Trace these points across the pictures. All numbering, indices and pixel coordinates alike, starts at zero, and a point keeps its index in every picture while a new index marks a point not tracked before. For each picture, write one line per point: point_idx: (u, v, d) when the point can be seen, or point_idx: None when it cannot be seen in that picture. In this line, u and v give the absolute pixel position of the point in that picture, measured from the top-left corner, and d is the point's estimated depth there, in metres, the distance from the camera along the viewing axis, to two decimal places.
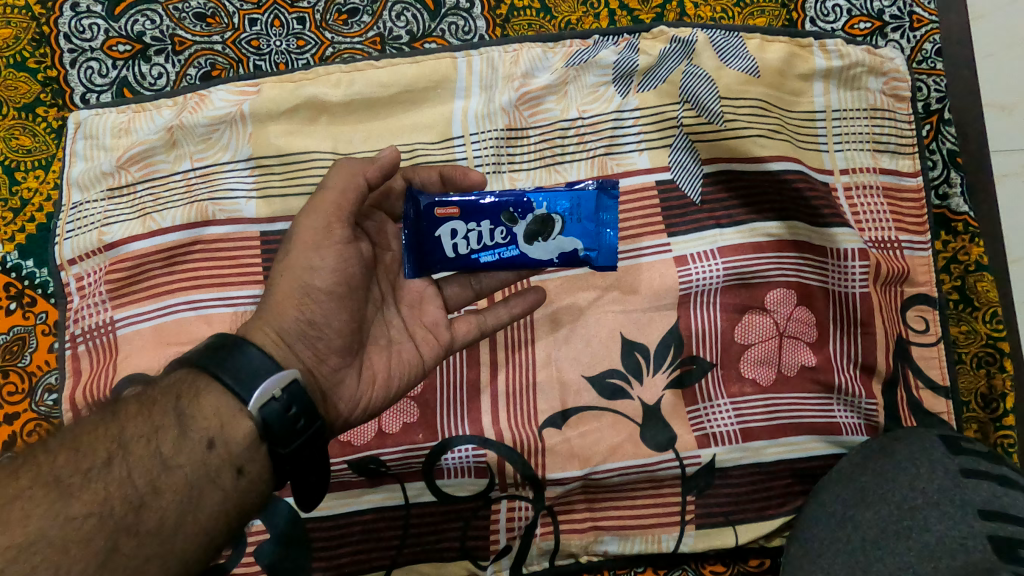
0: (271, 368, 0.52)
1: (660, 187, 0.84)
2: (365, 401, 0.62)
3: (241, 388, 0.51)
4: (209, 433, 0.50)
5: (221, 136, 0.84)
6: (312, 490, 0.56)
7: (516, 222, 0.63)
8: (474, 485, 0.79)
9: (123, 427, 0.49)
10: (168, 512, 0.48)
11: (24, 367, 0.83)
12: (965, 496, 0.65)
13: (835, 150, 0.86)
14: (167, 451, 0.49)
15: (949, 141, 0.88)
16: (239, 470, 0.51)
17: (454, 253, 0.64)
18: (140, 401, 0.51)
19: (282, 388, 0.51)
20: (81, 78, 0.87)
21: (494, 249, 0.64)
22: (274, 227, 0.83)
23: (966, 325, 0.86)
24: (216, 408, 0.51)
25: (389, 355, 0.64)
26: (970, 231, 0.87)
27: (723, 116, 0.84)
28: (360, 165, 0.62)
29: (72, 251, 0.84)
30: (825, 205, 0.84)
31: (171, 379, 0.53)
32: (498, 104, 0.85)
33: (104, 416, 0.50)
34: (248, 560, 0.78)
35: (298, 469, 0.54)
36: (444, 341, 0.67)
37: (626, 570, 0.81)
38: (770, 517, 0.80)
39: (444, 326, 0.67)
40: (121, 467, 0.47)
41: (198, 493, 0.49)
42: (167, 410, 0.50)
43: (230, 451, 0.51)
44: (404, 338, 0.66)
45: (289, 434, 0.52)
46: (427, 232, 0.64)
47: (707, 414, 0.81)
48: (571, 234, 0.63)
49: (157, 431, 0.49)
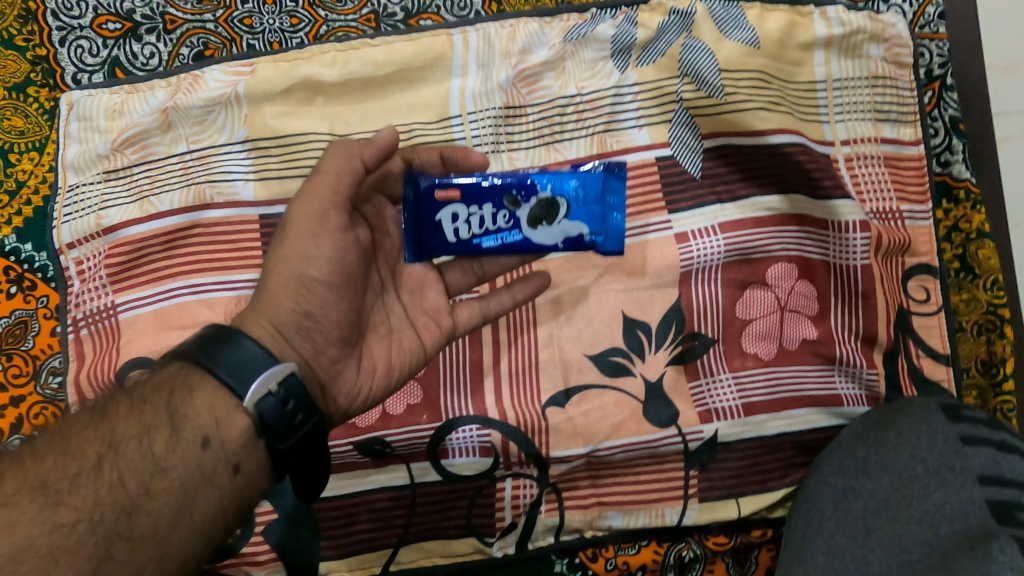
0: (268, 361, 0.51)
1: (660, 163, 0.83)
2: (366, 390, 0.64)
3: (236, 383, 0.50)
4: (204, 431, 0.50)
5: (217, 117, 0.82)
6: (312, 481, 0.56)
7: (519, 206, 0.63)
8: (479, 464, 0.80)
9: (114, 428, 0.49)
10: (162, 515, 0.48)
11: (27, 351, 0.82)
12: (965, 463, 0.65)
13: (836, 121, 0.85)
14: (160, 451, 0.49)
15: (951, 108, 0.86)
16: (236, 467, 0.51)
17: (456, 237, 0.64)
18: (131, 399, 0.51)
19: (280, 383, 0.51)
20: (71, 57, 0.85)
21: (497, 234, 0.64)
22: (271, 210, 0.82)
23: (967, 292, 0.86)
24: (209, 404, 0.51)
25: (389, 344, 0.65)
26: (972, 199, 0.86)
27: (723, 89, 0.83)
28: (356, 146, 0.60)
29: (70, 235, 0.82)
30: (826, 177, 0.83)
31: (163, 375, 0.52)
32: (495, 82, 0.84)
33: (96, 416, 0.50)
34: (256, 539, 0.79)
35: (298, 462, 0.53)
36: (445, 327, 0.68)
37: (630, 544, 0.82)
38: (772, 489, 0.81)
39: (444, 312, 0.68)
40: (111, 470, 0.47)
41: (192, 494, 0.49)
42: (158, 409, 0.50)
43: (226, 449, 0.50)
44: (405, 325, 0.66)
45: (288, 430, 0.51)
46: (428, 216, 0.64)
47: (709, 389, 0.81)
48: (576, 218, 0.63)
49: (150, 430, 0.49)
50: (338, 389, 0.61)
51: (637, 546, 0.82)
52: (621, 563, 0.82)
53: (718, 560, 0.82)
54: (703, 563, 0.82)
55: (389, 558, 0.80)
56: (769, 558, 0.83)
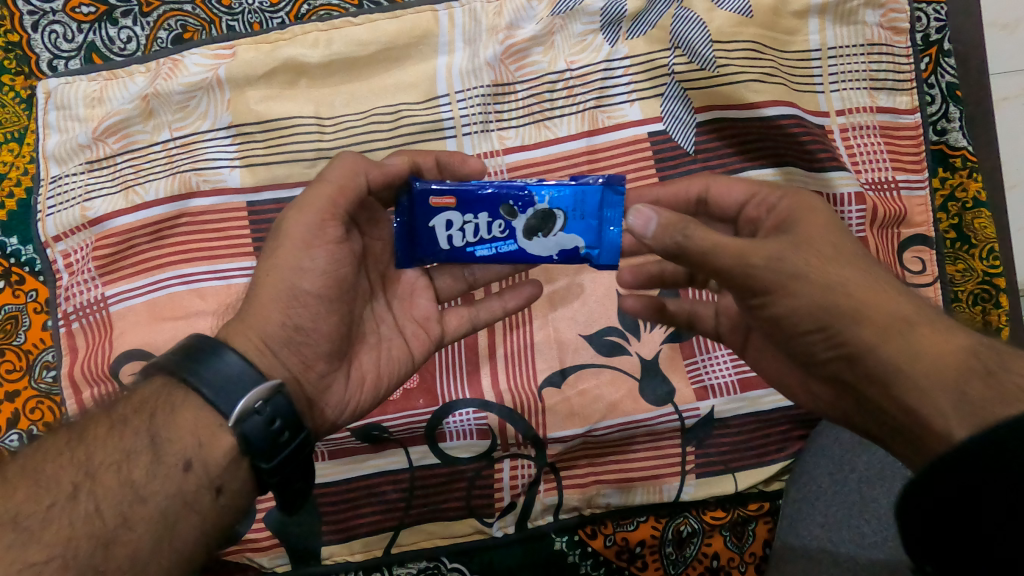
0: (253, 379, 0.51)
1: (652, 139, 0.82)
2: (355, 403, 0.63)
3: (222, 402, 0.50)
4: (186, 454, 0.49)
5: (199, 103, 0.80)
6: (296, 497, 0.55)
7: (516, 216, 0.62)
8: (477, 447, 0.80)
9: (91, 455, 0.48)
10: (141, 543, 0.47)
11: (19, 345, 0.80)
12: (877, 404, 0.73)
13: (831, 91, 0.83)
14: (139, 478, 0.48)
15: (949, 74, 0.84)
16: (219, 489, 0.50)
17: (449, 245, 0.64)
18: (111, 420, 0.50)
19: (265, 402, 0.50)
20: (45, 43, 0.83)
21: (491, 243, 0.63)
22: (256, 195, 0.81)
23: (963, 263, 0.82)
24: (191, 424, 0.50)
25: (378, 352, 0.65)
26: (969, 166, 0.83)
27: (715, 61, 0.81)
28: (364, 163, 0.60)
29: (56, 228, 0.80)
30: (821, 149, 0.81)
31: (146, 393, 0.52)
32: (482, 59, 0.82)
33: (74, 441, 0.49)
34: (258, 526, 0.79)
35: (285, 479, 0.53)
36: (434, 335, 0.68)
37: (629, 521, 0.81)
38: (769, 463, 0.80)
39: (434, 321, 0.68)
40: (87, 500, 0.47)
41: (174, 519, 0.48)
42: (140, 432, 0.50)
43: (208, 472, 0.50)
44: (394, 334, 0.67)
45: (272, 448, 0.50)
46: (422, 223, 0.63)
47: (705, 366, 0.82)
48: (572, 231, 0.62)
49: (129, 456, 0.49)
50: (328, 403, 0.61)
51: (636, 522, 0.81)
52: (620, 540, 0.81)
53: (716, 534, 0.80)
54: (701, 537, 0.80)
55: (390, 541, 0.80)
56: (768, 531, 0.81)
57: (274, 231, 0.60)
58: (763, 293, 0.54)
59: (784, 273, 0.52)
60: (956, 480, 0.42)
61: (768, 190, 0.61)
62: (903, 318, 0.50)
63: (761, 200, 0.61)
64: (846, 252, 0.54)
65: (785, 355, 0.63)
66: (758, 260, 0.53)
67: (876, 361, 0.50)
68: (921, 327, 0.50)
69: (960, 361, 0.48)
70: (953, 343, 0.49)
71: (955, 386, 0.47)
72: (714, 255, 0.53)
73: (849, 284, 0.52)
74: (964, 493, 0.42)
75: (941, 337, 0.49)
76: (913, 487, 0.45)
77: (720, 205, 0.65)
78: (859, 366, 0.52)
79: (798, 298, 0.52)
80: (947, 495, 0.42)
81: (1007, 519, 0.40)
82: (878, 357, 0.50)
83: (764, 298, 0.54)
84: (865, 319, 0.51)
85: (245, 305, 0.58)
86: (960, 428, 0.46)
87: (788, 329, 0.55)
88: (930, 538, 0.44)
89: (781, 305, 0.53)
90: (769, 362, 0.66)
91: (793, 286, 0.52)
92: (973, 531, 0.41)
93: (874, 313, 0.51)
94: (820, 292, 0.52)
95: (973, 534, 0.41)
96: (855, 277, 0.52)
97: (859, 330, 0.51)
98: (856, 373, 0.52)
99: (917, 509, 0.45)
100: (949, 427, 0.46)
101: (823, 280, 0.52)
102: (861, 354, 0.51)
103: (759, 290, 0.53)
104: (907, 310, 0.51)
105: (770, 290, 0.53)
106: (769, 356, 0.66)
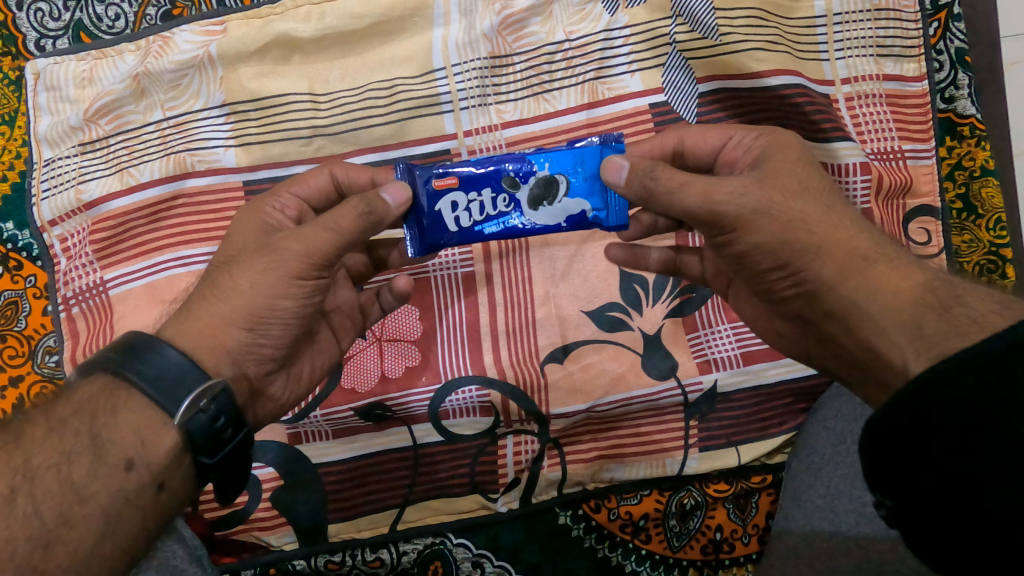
0: (195, 375, 0.50)
1: (654, 111, 0.80)
2: (293, 398, 0.65)
3: (166, 399, 0.50)
4: (128, 454, 0.49)
5: (190, 81, 0.79)
6: (233, 486, 0.56)
7: (518, 187, 0.61)
8: (480, 423, 0.80)
9: (30, 457, 0.48)
10: (81, 543, 0.48)
11: (21, 331, 0.80)
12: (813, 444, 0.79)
13: (836, 58, 0.81)
14: (80, 478, 0.48)
15: (958, 39, 0.82)
16: (160, 485, 0.51)
17: (457, 227, 0.62)
18: (49, 423, 0.50)
19: (209, 399, 0.50)
20: (31, 22, 0.82)
21: (498, 219, 0.62)
22: (251, 174, 0.80)
23: (969, 233, 0.81)
24: (133, 425, 0.50)
25: (312, 350, 0.66)
26: (977, 135, 0.81)
27: (718, 30, 0.79)
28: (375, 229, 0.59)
29: (51, 212, 0.79)
30: (825, 119, 0.79)
31: (86, 394, 0.51)
32: (479, 30, 0.80)
33: (12, 445, 0.49)
34: (266, 505, 0.79)
35: (223, 473, 0.53)
36: (357, 323, 0.70)
37: (633, 494, 0.81)
38: (770, 436, 0.80)
39: (356, 311, 0.70)
40: (26, 503, 0.47)
41: (116, 517, 0.49)
42: (81, 433, 0.49)
43: (151, 469, 0.50)
44: (325, 328, 0.68)
45: (216, 444, 0.51)
46: (427, 207, 0.61)
47: (707, 340, 0.82)
48: (576, 195, 0.61)
49: (71, 458, 0.49)
50: (270, 399, 0.62)
51: (639, 495, 0.81)
52: (624, 513, 0.81)
53: (719, 506, 0.81)
54: (703, 510, 0.81)
55: (395, 517, 0.80)
56: (769, 503, 0.81)
57: (257, 245, 0.58)
58: (729, 230, 0.54)
59: (747, 208, 0.53)
60: (913, 414, 0.43)
61: (743, 132, 0.60)
62: (857, 254, 0.53)
63: (737, 143, 0.60)
64: (811, 186, 0.55)
65: (754, 294, 0.63)
66: (721, 196, 0.53)
67: (833, 298, 0.53)
68: (877, 265, 0.52)
69: (915, 297, 0.50)
70: (909, 279, 0.51)
71: (911, 322, 0.49)
72: (681, 194, 0.54)
73: (808, 220, 0.53)
74: (920, 427, 0.43)
75: (901, 275, 0.52)
76: (882, 424, 0.46)
77: (696, 156, 0.64)
78: (820, 303, 0.54)
79: (762, 234, 0.53)
80: (910, 423, 0.44)
81: (963, 451, 0.41)
82: (835, 295, 0.53)
83: (730, 235, 0.55)
84: (825, 254, 0.53)
85: (191, 300, 0.57)
86: (915, 361, 0.48)
87: (751, 265, 0.57)
88: (886, 471, 0.46)
89: (745, 243, 0.54)
90: (749, 303, 0.67)
91: (756, 221, 0.53)
92: (928, 463, 0.43)
93: (831, 249, 0.53)
94: (782, 228, 0.53)
95: (937, 466, 0.43)
96: (814, 212, 0.54)
97: (818, 267, 0.53)
98: (817, 310, 0.55)
99: (874, 442, 0.46)
100: (905, 361, 0.48)
101: (785, 216, 0.53)
102: (817, 291, 0.54)
103: (726, 226, 0.54)
104: (862, 245, 0.53)
105: (734, 226, 0.54)
106: (748, 303, 0.67)
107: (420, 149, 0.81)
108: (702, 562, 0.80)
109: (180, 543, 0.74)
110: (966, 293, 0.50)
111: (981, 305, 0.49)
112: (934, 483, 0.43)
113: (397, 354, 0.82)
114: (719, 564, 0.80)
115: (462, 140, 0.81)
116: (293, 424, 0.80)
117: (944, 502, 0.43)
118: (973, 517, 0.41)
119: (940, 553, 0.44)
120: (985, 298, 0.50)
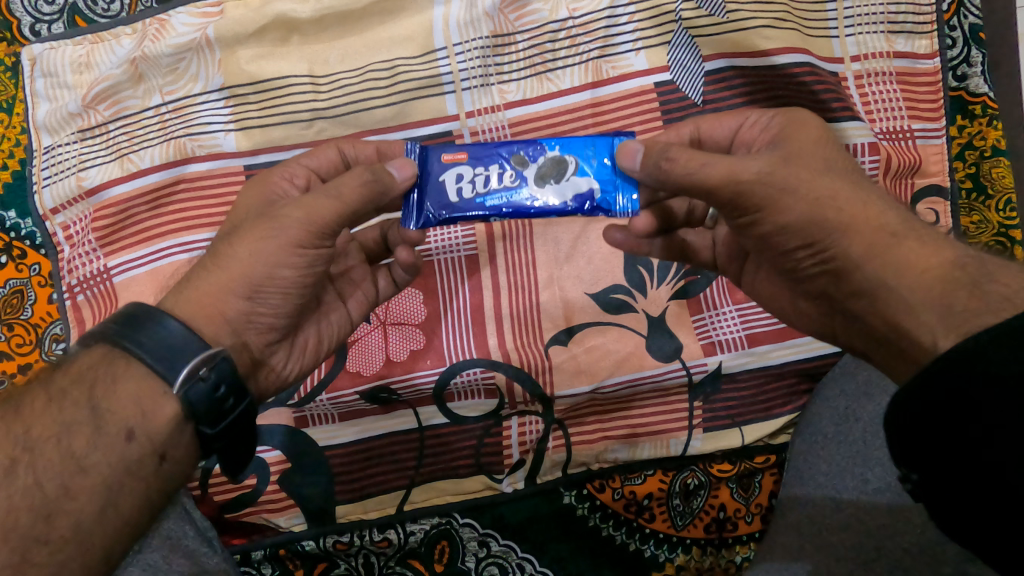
0: (196, 345, 0.49)
1: (659, 90, 0.79)
2: (297, 368, 0.64)
3: (166, 368, 0.48)
4: (128, 424, 0.49)
5: (188, 65, 0.78)
6: (240, 457, 0.55)
7: (528, 165, 0.61)
8: (484, 405, 0.81)
9: (29, 428, 0.48)
10: (84, 513, 0.47)
11: (27, 319, 0.80)
12: (816, 422, 0.80)
13: (846, 35, 0.80)
14: (80, 448, 0.48)
15: (972, 15, 0.81)
16: (162, 456, 0.50)
17: (457, 198, 0.61)
18: (50, 394, 0.49)
19: (209, 368, 0.49)
20: (26, 8, 0.82)
21: (501, 193, 0.61)
22: (253, 158, 0.79)
23: (978, 214, 0.80)
24: (133, 396, 0.49)
25: (318, 319, 0.66)
26: (989, 114, 0.80)
27: (725, 6, 0.78)
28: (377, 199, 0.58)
29: (53, 200, 0.79)
30: (834, 99, 0.77)
31: (85, 365, 0.50)
32: (480, 9, 0.79)
33: (11, 415, 0.49)
34: (273, 488, 0.80)
35: (227, 442, 0.52)
36: (370, 297, 0.70)
37: (637, 475, 0.81)
38: (775, 416, 0.80)
39: (367, 282, 0.70)
40: (27, 474, 0.47)
41: (118, 487, 0.49)
42: (81, 404, 0.49)
43: (152, 440, 0.49)
44: (337, 303, 0.67)
45: (217, 413, 0.50)
46: (433, 176, 0.61)
47: (712, 322, 0.82)
48: (585, 173, 0.61)
49: (71, 428, 0.48)
50: (273, 368, 0.61)
51: (642, 476, 0.81)
52: (627, 493, 0.81)
53: (723, 486, 0.80)
54: (707, 490, 0.80)
55: (402, 498, 0.81)
56: (774, 483, 0.80)
57: (258, 213, 0.57)
58: (756, 210, 0.54)
59: (773, 187, 0.52)
60: (930, 394, 0.44)
61: (758, 113, 0.60)
62: (885, 231, 0.52)
63: (752, 124, 0.59)
64: (833, 168, 0.55)
65: (776, 272, 0.63)
66: (746, 176, 0.52)
67: (861, 278, 0.52)
68: (904, 241, 0.52)
69: (942, 278, 0.49)
70: (937, 258, 0.51)
71: (942, 300, 0.49)
72: (701, 175, 0.52)
73: (836, 197, 0.52)
74: (939, 410, 0.44)
75: (926, 252, 0.51)
76: (908, 402, 0.46)
77: (713, 141, 0.62)
78: (844, 281, 0.54)
79: (786, 217, 0.53)
80: (930, 399, 0.44)
81: (982, 422, 0.42)
82: (860, 275, 0.52)
83: (753, 217, 0.54)
84: (853, 233, 0.52)
85: (195, 269, 0.56)
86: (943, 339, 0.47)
87: (777, 245, 0.56)
88: (909, 447, 0.47)
89: (770, 223, 0.54)
90: (762, 286, 0.66)
91: (784, 202, 0.52)
92: (947, 442, 0.43)
93: (863, 226, 0.52)
94: (809, 206, 0.52)
95: (955, 442, 0.43)
96: (841, 192, 0.53)
97: (847, 246, 0.52)
98: (843, 287, 0.54)
99: (901, 424, 0.47)
100: (934, 340, 0.48)
101: (812, 195, 0.52)
102: (845, 269, 0.53)
103: (749, 207, 0.53)
104: (889, 221, 0.53)
105: (762, 206, 0.53)
106: (770, 291, 0.65)
107: (422, 130, 0.79)
108: (705, 540, 0.80)
109: (190, 526, 0.75)
110: (997, 270, 0.49)
111: (1011, 286, 0.48)
112: (952, 460, 0.43)
113: (401, 337, 0.82)
114: (722, 544, 0.79)
115: (464, 121, 0.79)
116: (299, 408, 0.81)
117: (973, 477, 0.42)
118: (997, 492, 0.41)
119: (962, 527, 0.45)
120: (1016, 275, 0.49)
